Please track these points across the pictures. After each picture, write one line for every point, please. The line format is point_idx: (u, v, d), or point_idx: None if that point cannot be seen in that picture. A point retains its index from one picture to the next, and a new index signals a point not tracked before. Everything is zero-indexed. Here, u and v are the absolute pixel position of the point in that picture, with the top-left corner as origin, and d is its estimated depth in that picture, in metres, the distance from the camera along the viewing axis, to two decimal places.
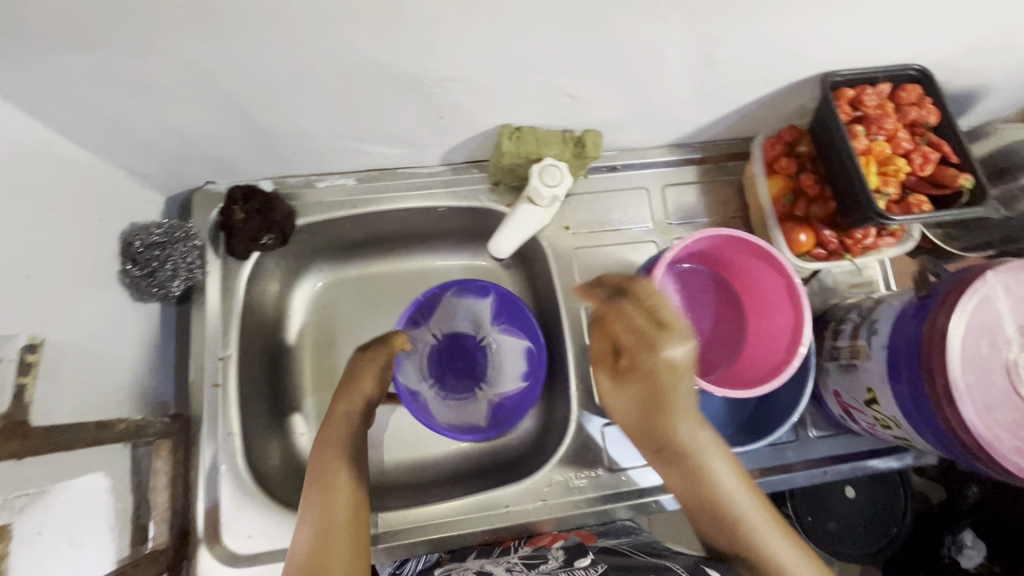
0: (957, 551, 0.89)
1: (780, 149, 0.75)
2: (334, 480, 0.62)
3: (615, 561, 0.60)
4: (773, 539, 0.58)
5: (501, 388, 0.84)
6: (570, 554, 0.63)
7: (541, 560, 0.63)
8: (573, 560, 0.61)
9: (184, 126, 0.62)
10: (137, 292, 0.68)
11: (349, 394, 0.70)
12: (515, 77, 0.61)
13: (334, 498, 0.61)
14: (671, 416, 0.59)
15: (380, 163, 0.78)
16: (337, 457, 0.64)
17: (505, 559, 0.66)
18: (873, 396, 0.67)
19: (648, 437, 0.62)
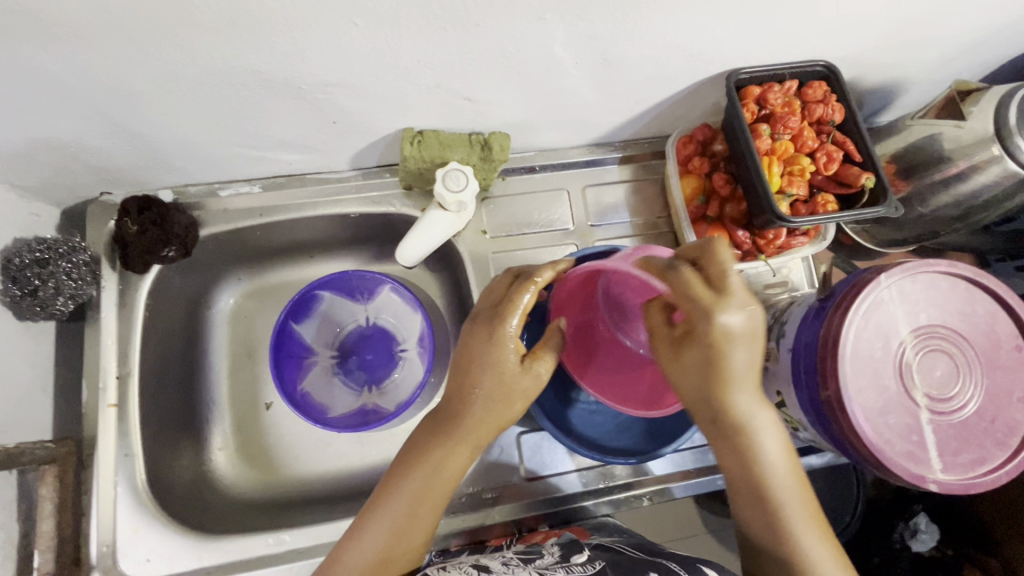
0: (911, 535, 0.84)
1: (692, 148, 0.73)
2: (426, 492, 0.60)
3: (611, 556, 0.59)
4: (809, 538, 0.54)
5: (381, 402, 0.85)
6: (565, 551, 0.62)
7: (536, 556, 0.61)
8: (568, 557, 0.59)
9: (57, 137, 0.59)
10: (18, 311, 0.64)
11: (500, 412, 0.61)
12: (401, 80, 0.59)
13: (419, 511, 0.59)
14: (730, 384, 0.51)
15: (285, 169, 0.75)
16: (456, 466, 0.60)
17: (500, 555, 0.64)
18: (781, 399, 0.67)
19: (707, 415, 0.54)
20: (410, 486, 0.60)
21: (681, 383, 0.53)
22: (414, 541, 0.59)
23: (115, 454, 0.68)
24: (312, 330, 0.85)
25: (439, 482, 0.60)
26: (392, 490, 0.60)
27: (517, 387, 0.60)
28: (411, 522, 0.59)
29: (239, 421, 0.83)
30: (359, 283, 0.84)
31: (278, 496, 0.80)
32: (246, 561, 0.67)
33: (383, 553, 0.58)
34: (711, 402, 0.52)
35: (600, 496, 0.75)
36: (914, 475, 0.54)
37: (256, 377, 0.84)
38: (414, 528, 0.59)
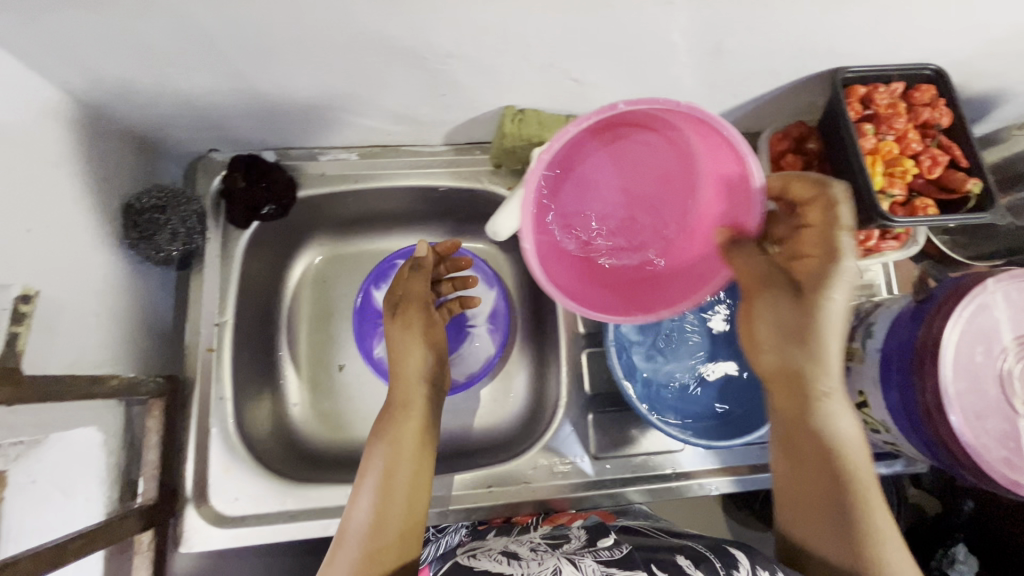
0: (947, 565, 0.82)
1: (786, 145, 0.74)
2: (392, 462, 0.63)
3: (638, 542, 0.59)
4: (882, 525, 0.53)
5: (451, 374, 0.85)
6: (590, 535, 0.61)
7: (563, 540, 0.61)
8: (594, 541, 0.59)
9: (191, 92, 0.63)
10: (137, 254, 0.68)
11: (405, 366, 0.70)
12: (519, 56, 0.60)
13: (394, 477, 0.62)
14: (819, 347, 0.54)
15: (382, 139, 0.78)
16: (405, 422, 0.66)
17: (528, 539, 0.64)
18: (863, 399, 0.67)
19: (789, 387, 0.56)
20: (377, 459, 0.63)
21: (772, 348, 0.56)
22: (393, 513, 0.60)
23: (211, 397, 0.72)
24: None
25: (401, 450, 0.64)
26: (365, 468, 0.63)
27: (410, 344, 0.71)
28: (387, 492, 0.61)
29: (313, 379, 0.86)
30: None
31: (350, 454, 0.83)
32: (327, 510, 0.69)
33: (374, 523, 0.59)
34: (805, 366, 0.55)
35: (668, 481, 0.75)
36: (1009, 481, 0.53)
37: (333, 339, 0.88)
38: (393, 496, 0.61)
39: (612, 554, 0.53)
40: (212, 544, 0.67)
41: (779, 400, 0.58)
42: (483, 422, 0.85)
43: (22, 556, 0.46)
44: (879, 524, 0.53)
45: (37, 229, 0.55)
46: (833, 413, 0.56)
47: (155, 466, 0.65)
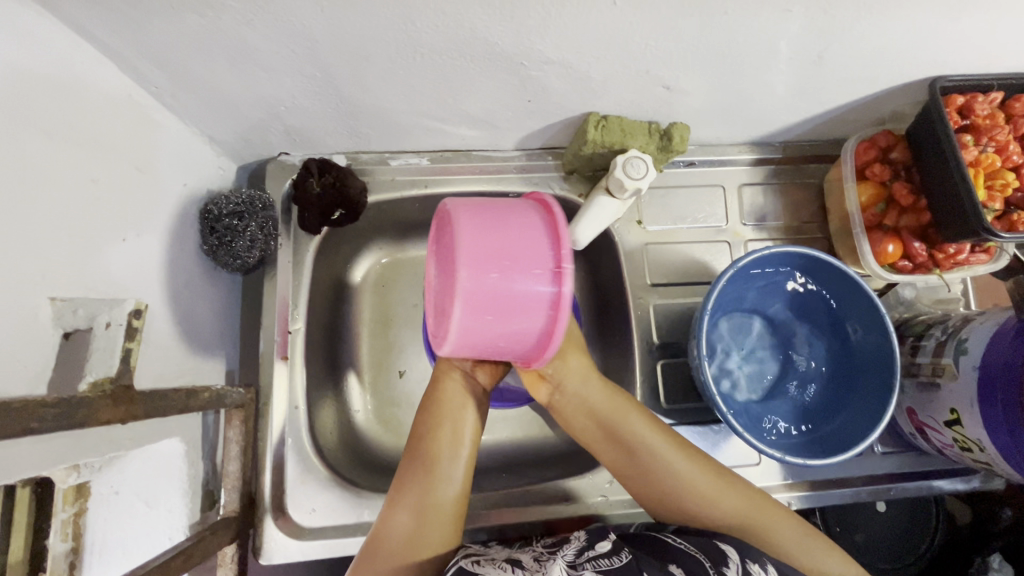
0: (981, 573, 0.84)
1: (873, 154, 0.71)
2: (435, 461, 0.62)
3: (638, 548, 0.56)
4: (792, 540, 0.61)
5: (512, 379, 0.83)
6: (591, 536, 0.59)
7: (560, 544, 0.58)
8: (592, 542, 0.57)
9: (277, 95, 0.61)
10: (214, 259, 0.67)
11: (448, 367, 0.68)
12: (617, 63, 0.59)
13: (433, 498, 0.60)
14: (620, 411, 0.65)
15: (455, 144, 0.76)
16: (443, 447, 0.63)
17: (527, 547, 0.61)
18: (956, 418, 0.65)
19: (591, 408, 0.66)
20: (421, 456, 0.62)
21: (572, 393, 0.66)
22: (442, 507, 0.60)
23: (285, 406, 0.71)
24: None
25: (444, 451, 0.63)
26: (405, 467, 0.62)
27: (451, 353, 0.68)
28: (432, 489, 0.60)
29: (376, 386, 0.85)
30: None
31: None
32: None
33: (420, 516, 0.59)
34: (585, 388, 0.66)
35: None
36: None
37: (395, 344, 0.86)
38: (437, 491, 0.60)
39: (611, 562, 0.51)
40: (290, 556, 0.66)
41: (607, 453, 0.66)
42: (550, 431, 0.84)
43: None
44: (758, 503, 0.62)
45: (131, 239, 0.54)
46: (632, 421, 0.65)
47: (236, 476, 0.63)
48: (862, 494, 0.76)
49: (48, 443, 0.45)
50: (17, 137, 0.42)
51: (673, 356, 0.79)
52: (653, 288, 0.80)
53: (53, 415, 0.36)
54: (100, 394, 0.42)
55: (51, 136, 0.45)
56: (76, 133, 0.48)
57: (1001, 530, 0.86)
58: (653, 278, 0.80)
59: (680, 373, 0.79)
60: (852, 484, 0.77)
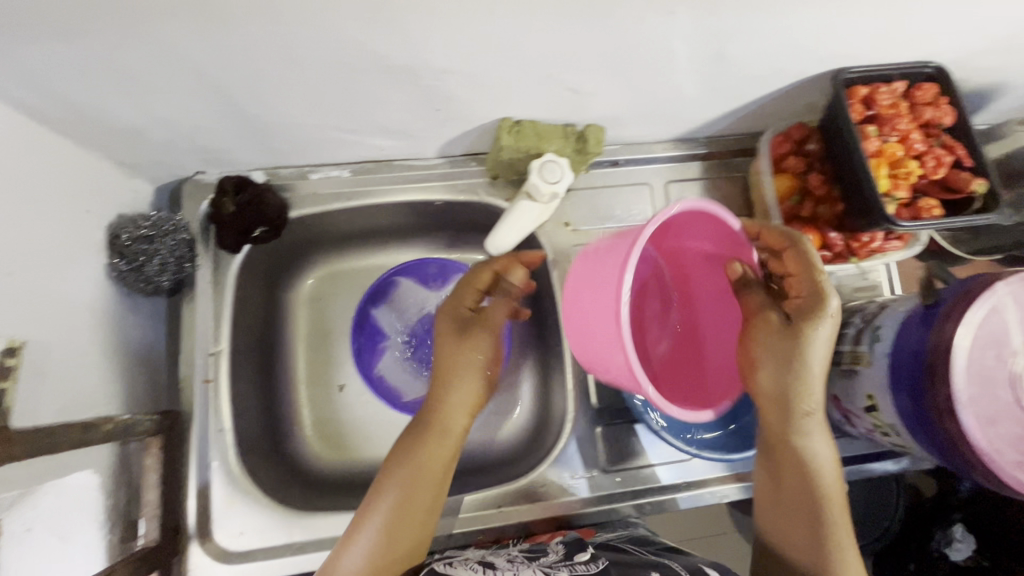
0: (945, 545, 0.84)
1: (787, 148, 0.72)
2: (415, 482, 0.63)
3: (616, 556, 0.60)
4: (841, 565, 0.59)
5: None
6: (569, 548, 0.63)
7: (540, 554, 0.62)
8: (571, 554, 0.60)
9: (175, 116, 0.60)
10: (126, 286, 0.67)
11: (472, 391, 0.67)
12: (516, 70, 0.59)
13: (399, 529, 0.62)
14: (802, 406, 0.59)
15: (375, 155, 0.75)
16: (428, 475, 0.64)
17: (505, 552, 0.65)
18: (873, 403, 0.67)
19: (779, 403, 0.59)
20: (401, 477, 0.63)
21: (769, 373, 0.58)
22: (403, 528, 0.62)
23: (211, 430, 0.70)
24: (389, 313, 0.87)
25: (429, 472, 0.64)
26: (388, 480, 0.63)
27: (469, 372, 0.66)
28: (404, 512, 0.62)
29: (315, 401, 0.84)
30: (435, 269, 0.87)
31: (356, 476, 0.81)
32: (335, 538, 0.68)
33: (384, 536, 0.61)
34: (792, 386, 0.58)
35: (678, 492, 0.75)
36: None
37: (334, 358, 0.85)
38: (411, 508, 0.63)
39: (587, 569, 0.55)
40: None
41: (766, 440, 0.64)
42: (490, 437, 0.84)
43: None
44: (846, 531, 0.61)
45: (17, 272, 0.53)
46: (808, 426, 0.60)
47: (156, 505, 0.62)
48: None
49: None
50: None
51: None
52: None
53: None
54: None
55: None
56: None
57: (961, 503, 0.88)
58: None
59: None
60: None
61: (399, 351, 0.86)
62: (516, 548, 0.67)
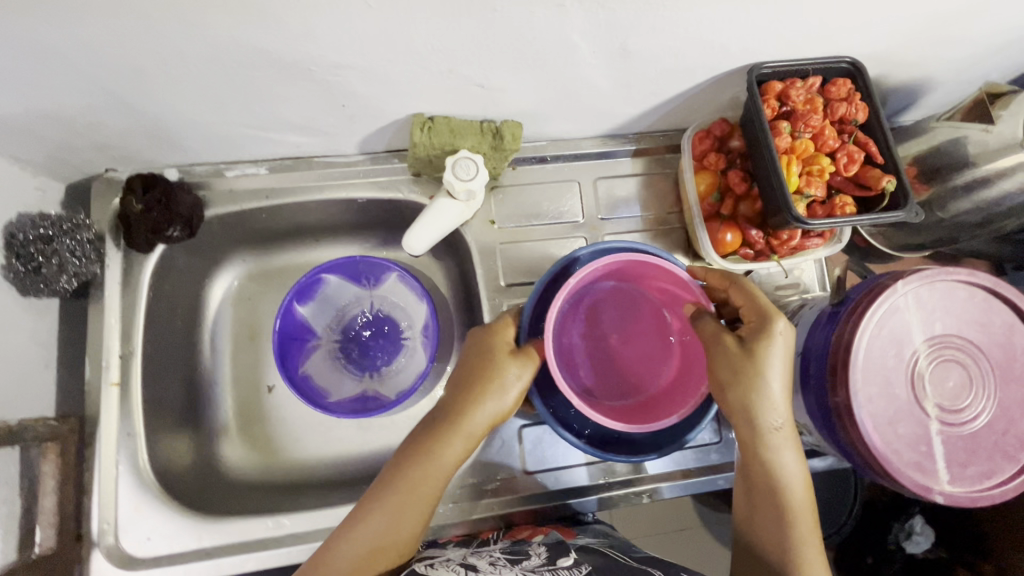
0: (905, 537, 0.85)
1: (708, 144, 0.72)
2: (413, 489, 0.58)
3: (599, 562, 0.58)
4: None
5: (383, 387, 0.84)
6: (552, 552, 0.60)
7: (522, 556, 0.60)
8: (554, 560, 0.58)
9: (63, 112, 0.58)
10: (21, 287, 0.64)
11: (497, 407, 0.60)
12: (413, 64, 0.57)
13: (390, 540, 0.57)
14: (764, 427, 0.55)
15: (292, 151, 0.74)
16: (420, 483, 0.58)
17: (487, 552, 0.62)
18: (788, 402, 0.66)
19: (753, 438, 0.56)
20: (404, 483, 0.58)
21: (733, 393, 0.55)
22: (398, 536, 0.57)
23: (118, 433, 0.68)
24: (317, 312, 0.85)
25: (432, 480, 0.58)
26: (383, 487, 0.58)
27: (507, 388, 0.60)
28: (399, 521, 0.57)
29: (240, 402, 0.82)
30: (367, 268, 0.83)
31: (280, 479, 0.80)
32: (244, 543, 0.67)
33: (372, 550, 0.56)
34: (767, 415, 0.55)
35: (599, 492, 0.75)
36: (921, 486, 0.53)
37: (260, 359, 0.84)
38: (406, 518, 0.57)
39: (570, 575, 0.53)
40: None
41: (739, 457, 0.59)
42: None
43: None
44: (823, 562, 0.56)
45: None
46: (784, 453, 0.56)
47: None
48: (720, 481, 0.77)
49: None
50: None
51: None
52: (509, 289, 0.79)
53: None
54: None
55: None
56: None
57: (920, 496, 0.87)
58: (507, 279, 0.79)
59: None
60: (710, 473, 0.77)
61: (326, 350, 0.85)
62: (495, 548, 0.64)
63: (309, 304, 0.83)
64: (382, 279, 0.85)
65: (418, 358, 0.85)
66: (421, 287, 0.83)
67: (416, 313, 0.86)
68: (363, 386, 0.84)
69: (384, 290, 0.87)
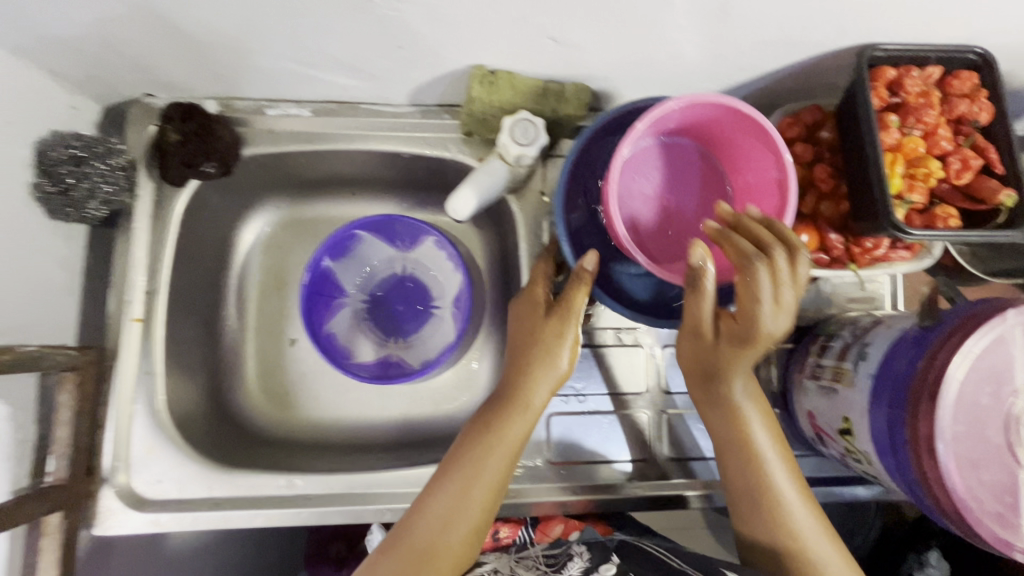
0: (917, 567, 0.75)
1: (798, 132, 0.64)
2: (468, 489, 0.54)
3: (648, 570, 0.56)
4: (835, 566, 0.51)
5: (408, 354, 0.82)
6: (598, 556, 0.60)
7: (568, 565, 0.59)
8: (597, 567, 0.60)
9: (102, 26, 0.54)
10: (51, 210, 0.61)
11: (551, 371, 0.58)
12: (485, 6, 0.51)
13: (459, 507, 0.53)
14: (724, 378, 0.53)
15: (338, 94, 0.68)
16: (490, 449, 0.55)
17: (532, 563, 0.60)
18: (848, 427, 0.60)
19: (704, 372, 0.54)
20: (451, 483, 0.54)
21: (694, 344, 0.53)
22: (452, 539, 0.52)
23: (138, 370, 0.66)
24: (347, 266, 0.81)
25: (484, 470, 0.55)
26: (435, 485, 0.55)
27: (554, 352, 0.58)
28: (452, 524, 0.53)
29: (262, 352, 0.80)
30: (403, 229, 0.80)
31: (295, 435, 0.78)
32: (254, 498, 0.65)
33: (439, 525, 0.52)
34: (716, 358, 0.52)
35: (622, 491, 0.70)
36: (1000, 541, 0.47)
37: (285, 311, 0.81)
38: (477, 488, 0.54)
39: None
40: (129, 527, 0.63)
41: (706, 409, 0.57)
42: (443, 408, 0.80)
43: None
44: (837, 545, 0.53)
45: None
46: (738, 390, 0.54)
47: (66, 444, 0.59)
48: None
49: None
50: None
51: None
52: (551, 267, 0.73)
53: None
54: None
55: None
56: None
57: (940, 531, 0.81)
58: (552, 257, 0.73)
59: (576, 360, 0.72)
60: None
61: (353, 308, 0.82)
62: (539, 554, 0.65)
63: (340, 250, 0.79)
64: (419, 242, 0.81)
65: (448, 328, 0.82)
66: (458, 255, 0.79)
67: (451, 282, 0.82)
68: (387, 351, 0.82)
69: (419, 253, 0.82)
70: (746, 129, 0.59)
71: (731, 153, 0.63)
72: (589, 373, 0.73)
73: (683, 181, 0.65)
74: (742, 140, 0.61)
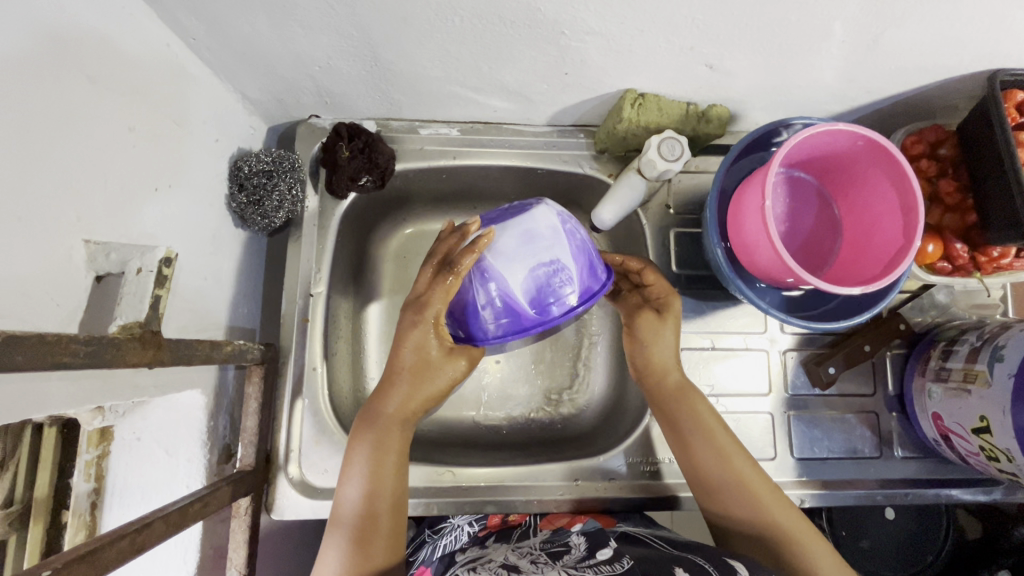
0: None
1: (921, 149, 0.69)
2: (377, 474, 0.60)
3: (637, 553, 0.56)
4: (817, 552, 0.58)
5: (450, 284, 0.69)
6: (589, 544, 0.59)
7: (562, 550, 0.58)
8: (593, 552, 0.56)
9: (312, 57, 0.60)
10: (241, 218, 0.68)
11: (433, 381, 0.66)
12: (660, 37, 0.57)
13: (381, 469, 0.61)
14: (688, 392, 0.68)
15: (487, 116, 0.75)
16: (398, 433, 0.63)
17: (527, 551, 0.59)
18: (985, 425, 0.63)
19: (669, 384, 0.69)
20: (361, 460, 0.61)
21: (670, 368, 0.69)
22: (385, 524, 0.58)
23: (304, 367, 0.72)
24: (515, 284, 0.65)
25: (390, 455, 0.62)
26: (355, 445, 0.63)
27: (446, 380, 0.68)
28: (374, 501, 0.59)
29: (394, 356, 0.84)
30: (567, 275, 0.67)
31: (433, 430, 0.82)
32: (427, 489, 0.73)
33: (370, 492, 0.59)
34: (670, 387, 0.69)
35: None
36: None
37: None
38: (386, 464, 0.61)
39: (613, 568, 0.50)
40: (301, 511, 0.68)
41: (667, 403, 0.68)
42: (564, 409, 0.85)
43: (152, 518, 0.46)
44: (813, 540, 0.58)
45: (161, 189, 0.55)
46: (705, 416, 0.66)
47: (253, 432, 0.65)
48: (878, 496, 0.75)
49: (77, 381, 0.45)
50: (60, 80, 0.42)
51: (696, 346, 0.77)
52: (680, 276, 0.79)
53: (85, 352, 0.36)
54: (131, 336, 0.42)
55: (93, 83, 0.46)
56: (113, 79, 0.48)
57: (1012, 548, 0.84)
58: (680, 266, 0.79)
59: (702, 363, 0.77)
60: (867, 486, 0.75)
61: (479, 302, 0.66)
62: (536, 543, 0.62)
63: (538, 267, 0.64)
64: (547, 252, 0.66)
65: None
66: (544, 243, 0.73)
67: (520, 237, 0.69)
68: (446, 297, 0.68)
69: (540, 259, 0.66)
70: (892, 180, 0.61)
71: (854, 194, 0.67)
72: (718, 375, 0.76)
73: (809, 209, 0.71)
74: (877, 182, 0.64)
